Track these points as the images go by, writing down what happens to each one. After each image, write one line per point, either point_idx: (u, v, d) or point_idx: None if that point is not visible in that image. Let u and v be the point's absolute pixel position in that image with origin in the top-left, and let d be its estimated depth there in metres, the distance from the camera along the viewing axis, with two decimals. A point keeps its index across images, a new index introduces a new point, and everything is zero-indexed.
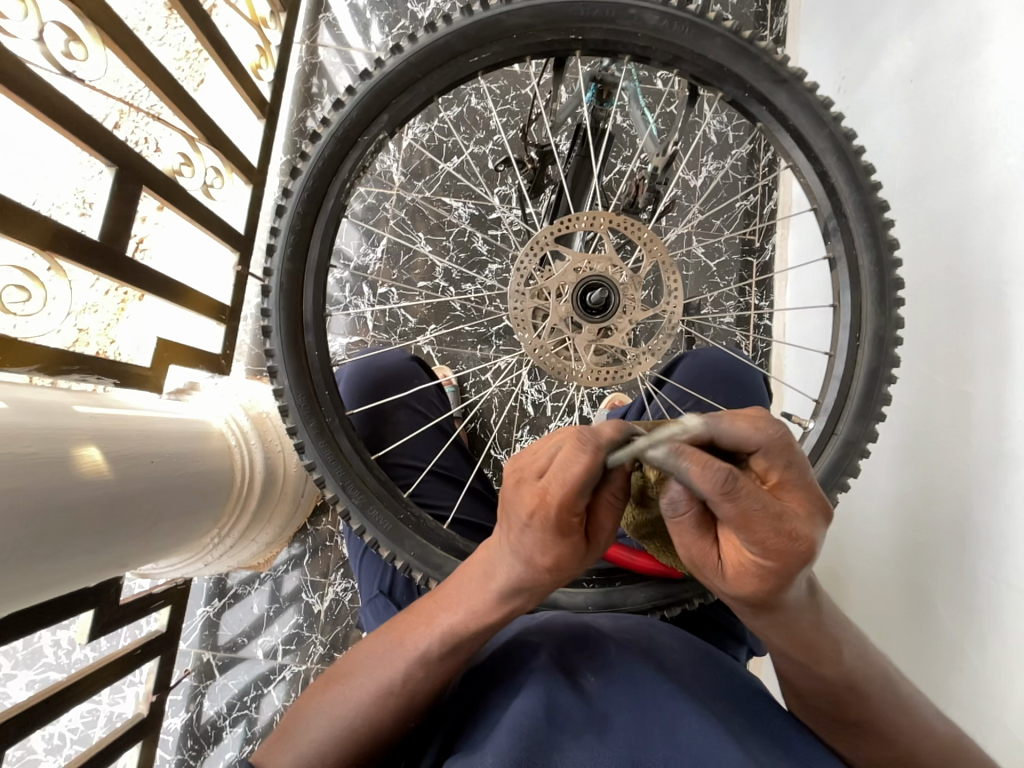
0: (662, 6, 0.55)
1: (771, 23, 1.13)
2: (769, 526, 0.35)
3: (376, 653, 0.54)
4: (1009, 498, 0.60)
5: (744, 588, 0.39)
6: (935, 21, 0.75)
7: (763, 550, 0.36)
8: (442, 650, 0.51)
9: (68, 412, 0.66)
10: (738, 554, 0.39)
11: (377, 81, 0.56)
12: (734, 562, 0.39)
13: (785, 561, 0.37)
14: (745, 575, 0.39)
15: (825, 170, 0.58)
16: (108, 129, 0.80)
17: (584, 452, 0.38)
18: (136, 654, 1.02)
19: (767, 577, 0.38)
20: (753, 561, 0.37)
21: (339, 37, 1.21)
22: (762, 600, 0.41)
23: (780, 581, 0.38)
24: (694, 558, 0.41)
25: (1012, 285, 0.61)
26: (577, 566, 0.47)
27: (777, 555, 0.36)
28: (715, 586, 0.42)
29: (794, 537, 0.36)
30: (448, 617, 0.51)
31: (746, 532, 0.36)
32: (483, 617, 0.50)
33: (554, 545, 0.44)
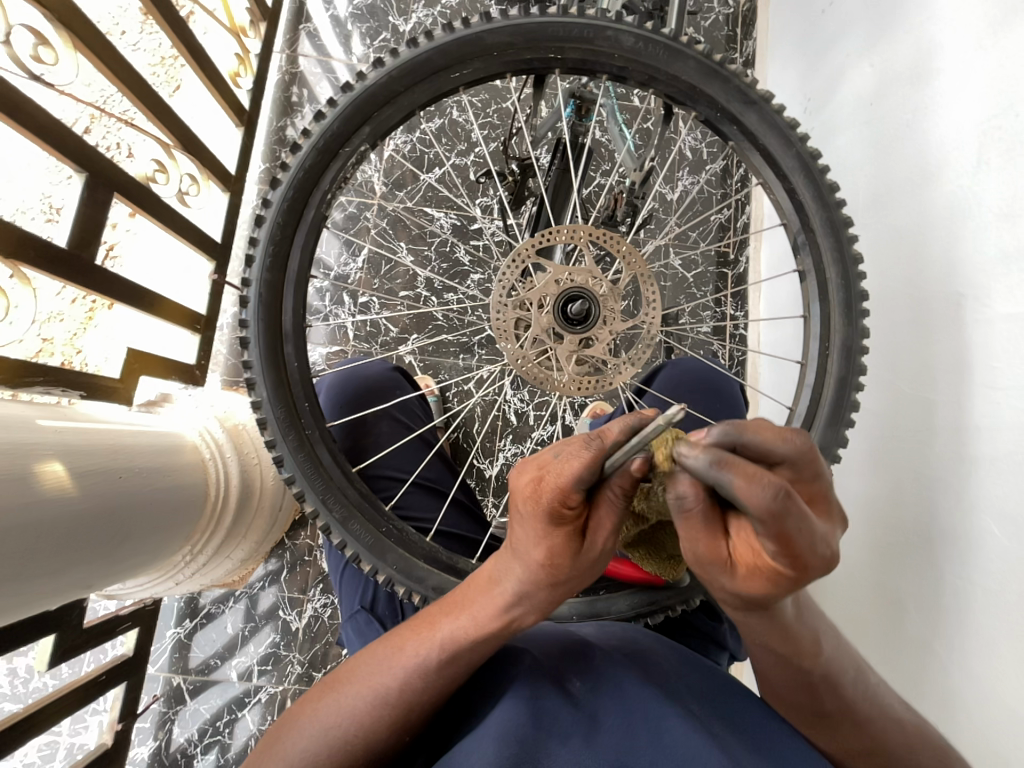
0: (638, 29, 0.57)
1: (741, 46, 1.19)
2: (800, 536, 0.35)
3: (375, 660, 0.53)
4: (971, 501, 0.62)
5: (749, 594, 0.40)
6: (891, 49, 0.80)
7: (784, 558, 0.37)
8: (441, 660, 0.51)
9: (30, 425, 0.63)
10: (750, 557, 0.39)
11: (359, 94, 0.56)
12: (746, 563, 0.39)
13: (802, 572, 0.38)
14: (755, 579, 0.39)
15: (793, 187, 0.61)
16: (80, 136, 0.78)
17: (588, 450, 0.41)
18: (101, 680, 0.97)
19: (779, 583, 0.38)
20: (768, 566, 0.38)
21: (320, 48, 1.21)
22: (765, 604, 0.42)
23: (789, 588, 0.39)
24: (697, 554, 0.40)
25: (969, 296, 0.65)
26: (579, 569, 0.48)
27: (795, 564, 0.37)
28: (715, 585, 0.41)
29: (824, 554, 0.37)
30: (452, 626, 0.51)
31: (774, 539, 0.36)
32: (487, 626, 0.50)
33: (547, 539, 0.46)
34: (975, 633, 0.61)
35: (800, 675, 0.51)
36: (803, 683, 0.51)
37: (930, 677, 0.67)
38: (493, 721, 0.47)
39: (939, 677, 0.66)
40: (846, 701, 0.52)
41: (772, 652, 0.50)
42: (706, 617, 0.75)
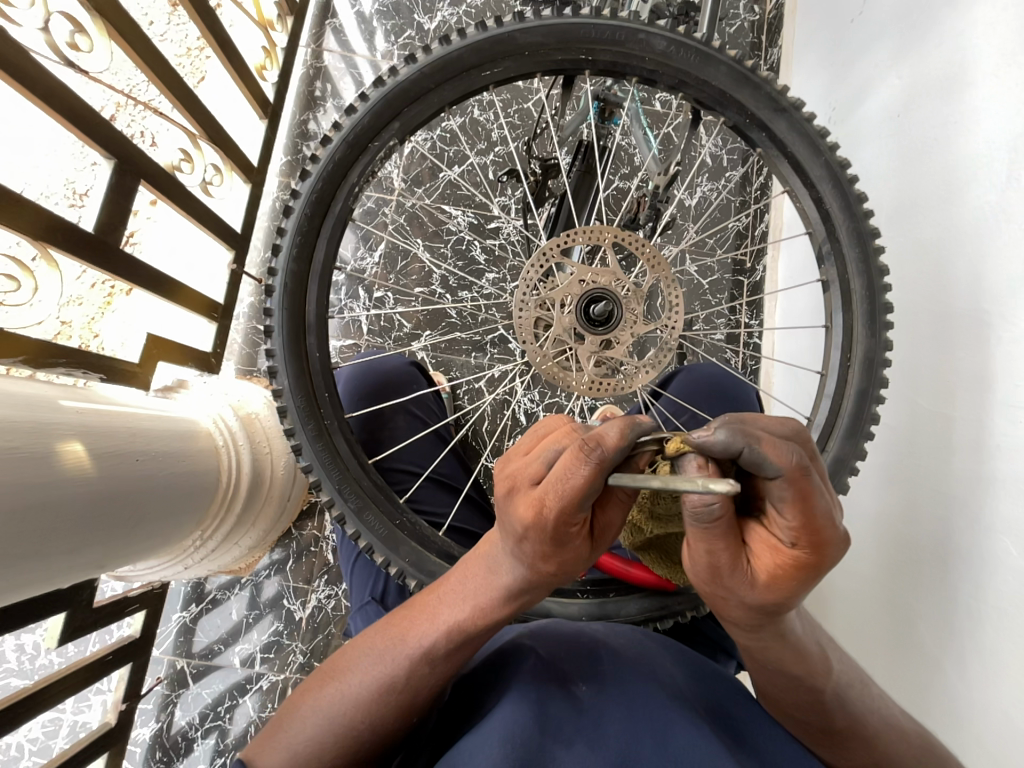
0: (670, 33, 0.57)
1: (765, 54, 1.19)
2: (822, 511, 0.38)
3: (380, 646, 0.53)
4: (991, 519, 0.61)
5: (775, 592, 0.41)
6: (922, 61, 0.79)
7: (805, 542, 0.39)
8: (448, 645, 0.51)
9: (53, 405, 0.64)
10: (773, 552, 0.40)
11: (390, 89, 0.56)
12: (769, 562, 0.41)
13: (820, 557, 0.40)
14: (779, 578, 0.40)
15: (821, 195, 0.60)
16: (111, 123, 0.79)
17: (587, 467, 0.39)
18: (107, 660, 0.98)
19: (801, 572, 0.40)
20: (791, 554, 0.40)
21: (345, 43, 1.22)
22: (783, 606, 0.43)
23: (811, 575, 0.41)
24: (719, 565, 0.41)
25: (994, 313, 0.64)
26: (575, 569, 0.48)
27: (816, 548, 0.39)
28: (738, 595, 0.42)
29: (835, 531, 0.39)
30: (455, 615, 0.51)
31: (797, 514, 0.38)
32: (491, 614, 0.50)
33: (555, 552, 0.45)
34: (988, 655, 0.60)
35: (812, 695, 0.51)
36: (815, 705, 0.52)
37: (940, 698, 0.66)
38: (498, 719, 0.47)
39: (946, 695, 0.65)
40: (857, 721, 0.52)
41: (781, 673, 0.51)
42: (712, 624, 0.75)
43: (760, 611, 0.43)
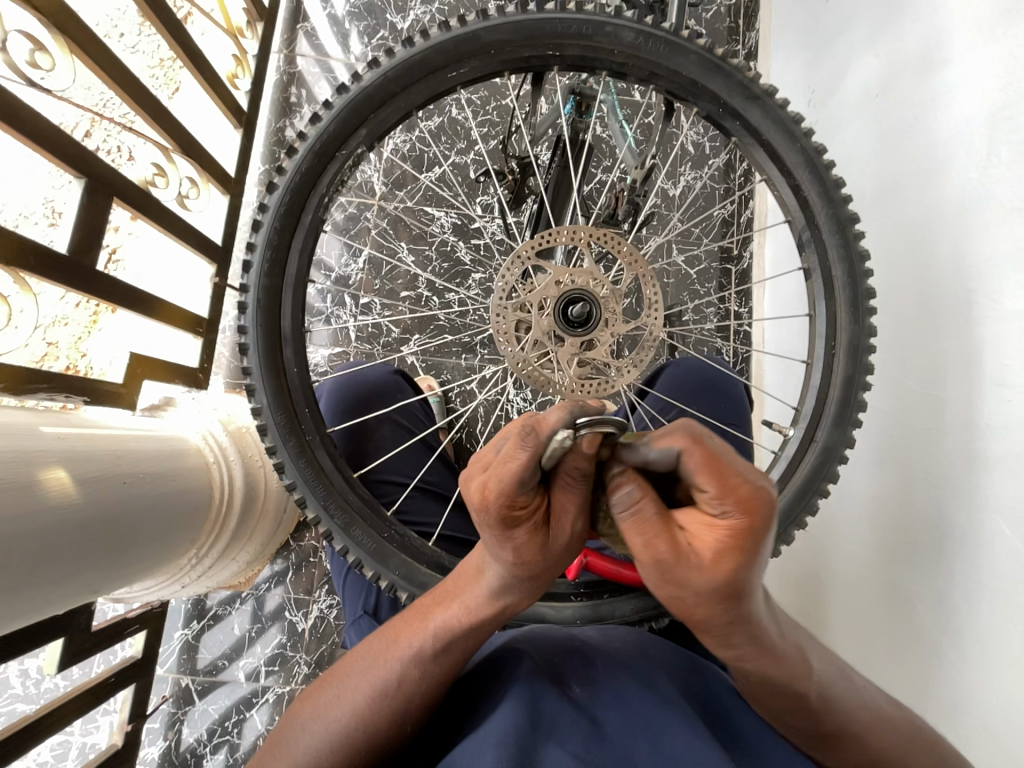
0: (638, 24, 0.55)
1: (743, 37, 1.18)
2: (732, 471, 0.37)
3: (377, 655, 0.53)
4: (984, 500, 0.61)
5: (724, 571, 0.38)
6: (898, 40, 0.78)
7: (732, 506, 0.37)
8: (437, 648, 0.51)
9: (35, 432, 0.63)
10: (709, 527, 0.39)
11: (355, 96, 0.55)
12: (708, 539, 0.39)
13: (753, 522, 0.37)
14: (722, 553, 0.38)
15: (798, 183, 0.59)
16: (79, 141, 0.78)
17: (522, 450, 0.39)
18: (110, 682, 0.98)
19: (739, 540, 0.38)
20: (722, 529, 0.38)
21: (318, 47, 1.21)
22: (745, 586, 0.39)
23: (756, 544, 0.38)
24: (664, 558, 0.39)
25: (979, 293, 0.64)
26: (541, 560, 0.46)
27: (745, 509, 0.37)
28: (697, 587, 0.39)
29: (756, 487, 0.37)
30: (444, 615, 0.51)
31: (709, 480, 0.37)
32: (479, 613, 0.50)
33: (509, 540, 0.44)
34: (985, 635, 0.60)
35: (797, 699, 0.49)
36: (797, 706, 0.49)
37: (938, 679, 0.66)
38: (494, 729, 0.47)
39: (946, 676, 0.65)
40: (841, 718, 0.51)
41: (763, 682, 0.48)
42: None
43: (720, 601, 0.40)
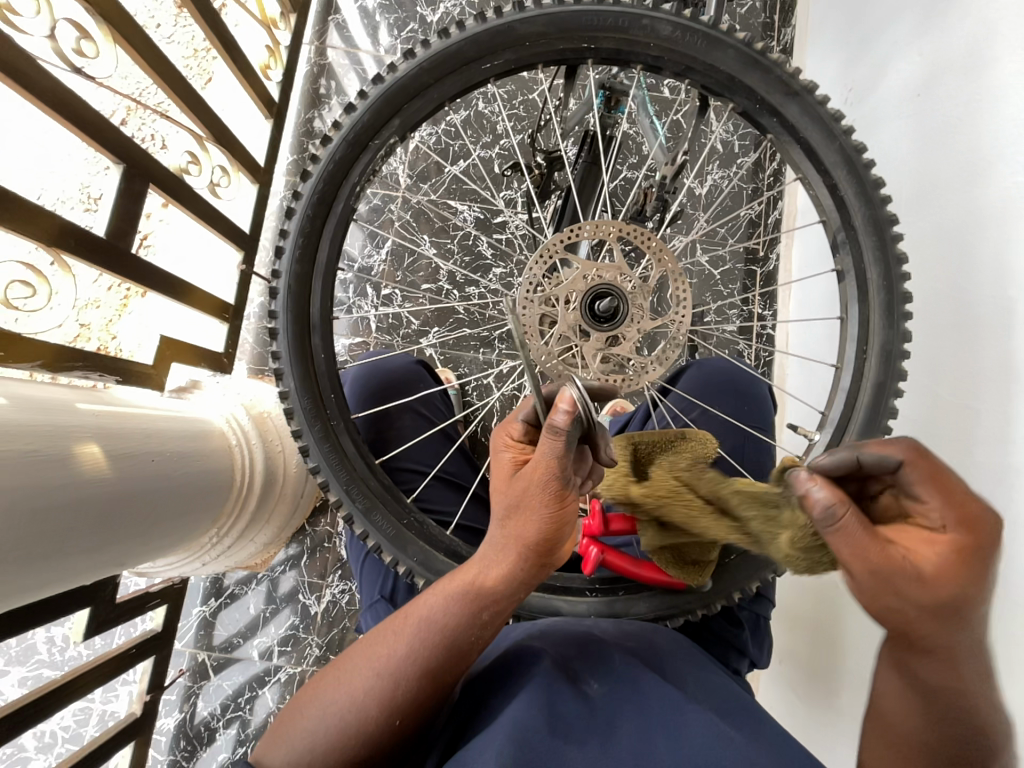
0: (675, 18, 0.55)
1: (779, 34, 1.15)
2: (958, 490, 0.46)
3: (373, 649, 0.52)
4: (1017, 515, 0.59)
5: (948, 581, 0.43)
6: (943, 37, 0.76)
7: (955, 519, 0.44)
8: (434, 616, 0.52)
9: (70, 408, 0.66)
10: (931, 540, 0.44)
11: (390, 86, 0.56)
12: (927, 549, 0.44)
13: (971, 539, 0.44)
14: (944, 563, 0.43)
15: (835, 182, 0.58)
16: (119, 128, 0.80)
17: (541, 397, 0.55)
18: (131, 653, 1.01)
19: (962, 554, 0.44)
20: (946, 549, 0.44)
21: (348, 39, 1.22)
22: (956, 604, 0.44)
23: (975, 561, 0.44)
24: (896, 561, 0.43)
25: (1021, 301, 0.61)
26: (505, 503, 0.52)
27: (964, 526, 0.44)
28: (914, 593, 0.43)
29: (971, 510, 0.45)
30: (450, 584, 0.54)
31: (937, 493, 0.46)
32: (477, 581, 0.52)
33: (497, 466, 0.55)
34: (1013, 654, 0.58)
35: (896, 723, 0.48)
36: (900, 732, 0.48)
37: None
38: (508, 719, 0.47)
39: None
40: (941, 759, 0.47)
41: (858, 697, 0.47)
42: (724, 623, 0.73)
43: (938, 616, 0.43)
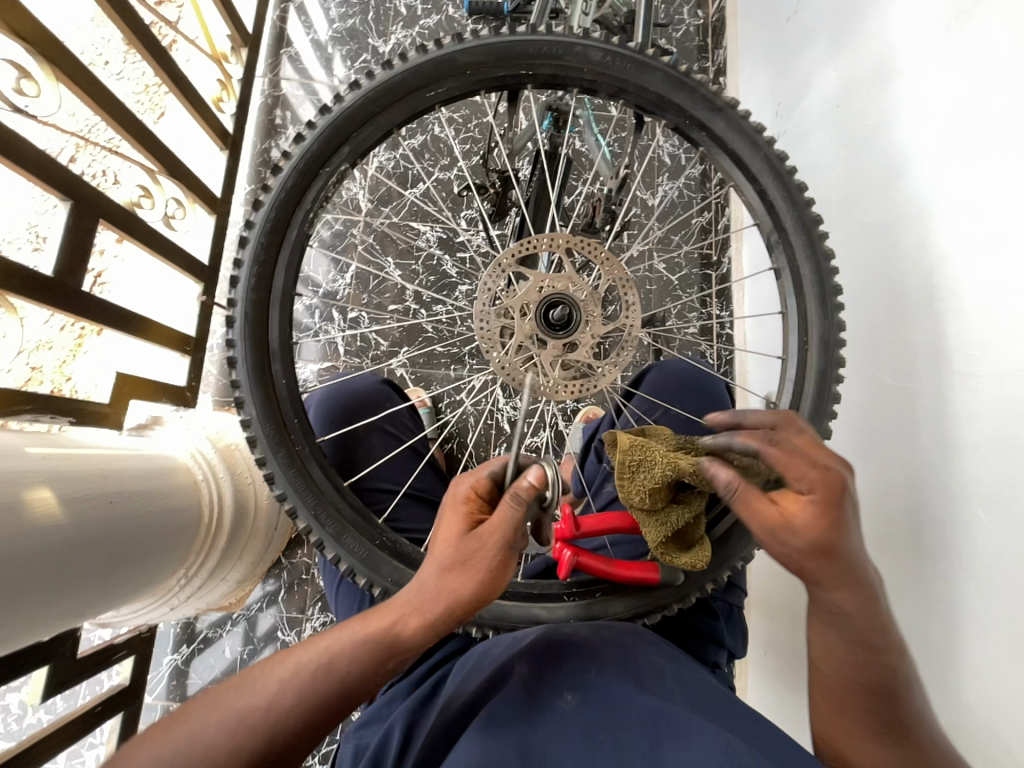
0: (605, 44, 0.58)
1: (712, 55, 1.23)
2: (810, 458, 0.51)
3: (273, 675, 0.51)
4: (959, 487, 0.63)
5: (817, 528, 0.49)
6: (853, 54, 0.83)
7: (812, 485, 0.50)
8: (340, 652, 0.51)
9: (18, 454, 0.63)
10: (796, 501, 0.50)
11: (337, 115, 0.57)
12: (798, 508, 0.50)
13: (826, 494, 0.50)
14: (812, 515, 0.49)
15: (764, 188, 0.62)
16: (66, 166, 0.79)
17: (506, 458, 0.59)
18: (96, 712, 0.95)
19: (823, 507, 0.50)
20: (804, 493, 0.50)
21: (302, 70, 1.24)
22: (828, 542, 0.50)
23: (836, 506, 0.50)
24: (776, 522, 0.50)
25: (942, 288, 0.67)
26: (445, 556, 0.54)
27: (823, 487, 0.50)
28: (792, 543, 0.50)
29: (827, 468, 0.51)
30: (363, 622, 0.54)
31: (797, 468, 0.50)
32: (396, 625, 0.53)
33: (447, 515, 0.57)
34: (970, 619, 0.62)
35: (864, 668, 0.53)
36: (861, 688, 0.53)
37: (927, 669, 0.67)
38: None
39: (934, 663, 0.66)
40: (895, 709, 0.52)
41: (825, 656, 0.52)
42: (703, 617, 0.74)
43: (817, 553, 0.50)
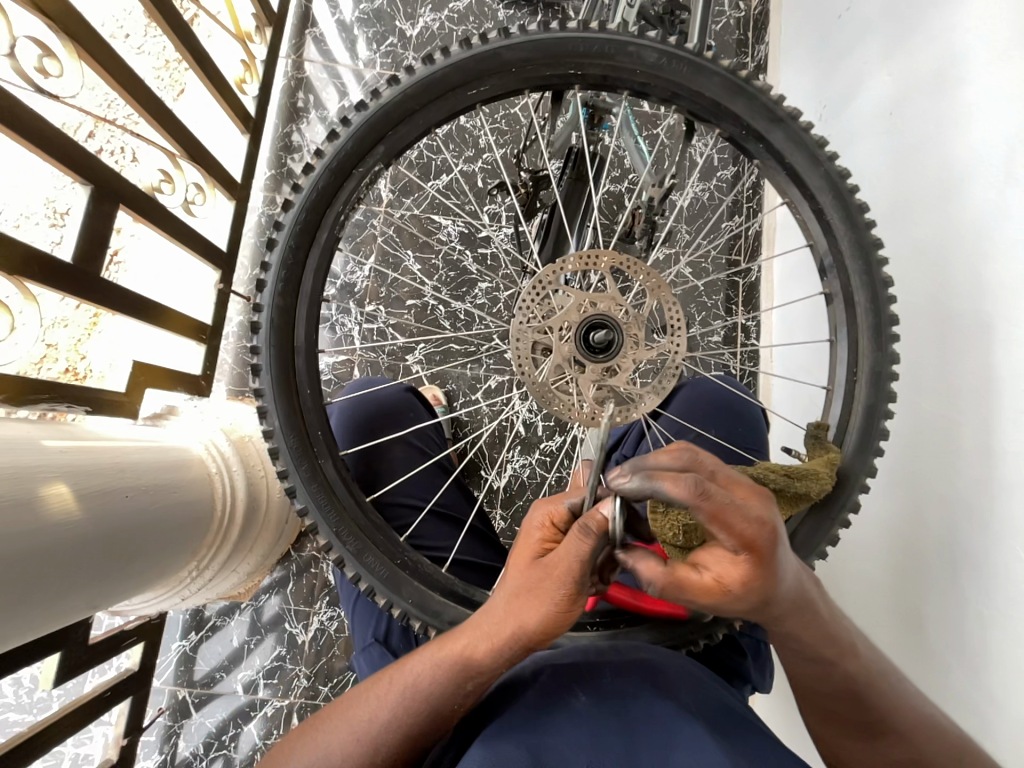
0: (661, 45, 0.55)
1: (753, 50, 1.18)
2: (741, 518, 0.39)
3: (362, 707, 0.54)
4: (1003, 528, 0.60)
5: (751, 595, 0.42)
6: (912, 59, 0.78)
7: (742, 545, 0.40)
8: (418, 682, 0.53)
9: (35, 447, 0.62)
10: (730, 567, 0.42)
11: (373, 113, 0.54)
12: (733, 577, 0.42)
13: (761, 551, 0.40)
14: (750, 583, 0.41)
15: (821, 207, 0.58)
16: (87, 149, 0.77)
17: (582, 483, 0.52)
18: (106, 697, 0.96)
19: (760, 572, 0.41)
20: (737, 560, 0.41)
21: (326, 52, 1.20)
22: (762, 599, 0.43)
23: (776, 564, 0.41)
24: (709, 597, 0.43)
25: (997, 317, 0.63)
26: (517, 584, 0.52)
27: (764, 547, 0.40)
28: (726, 607, 0.44)
29: (761, 523, 0.40)
30: (440, 648, 0.54)
31: (724, 535, 0.40)
32: (469, 652, 0.52)
33: (522, 542, 0.53)
34: (1004, 666, 0.59)
35: (844, 681, 0.52)
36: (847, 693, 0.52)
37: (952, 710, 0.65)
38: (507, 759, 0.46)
39: (961, 705, 0.64)
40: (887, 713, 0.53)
41: (814, 661, 0.51)
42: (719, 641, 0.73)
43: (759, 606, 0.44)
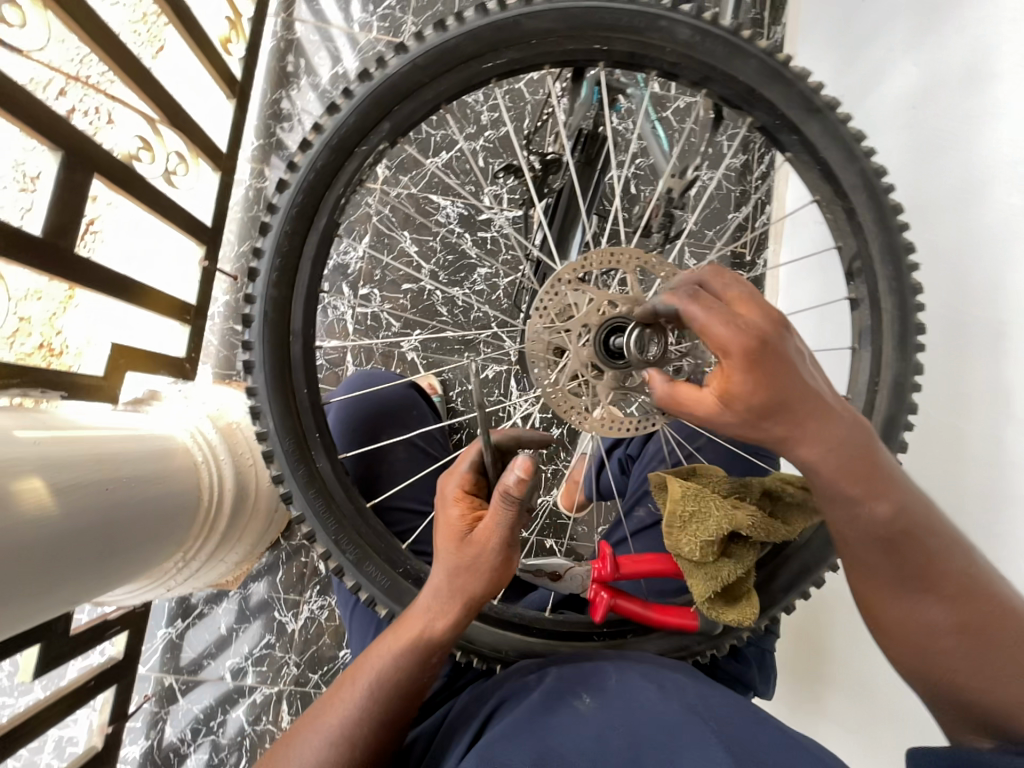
0: (695, 20, 0.50)
1: (769, 31, 1.12)
2: (727, 321, 0.40)
3: (330, 710, 0.51)
4: (1006, 538, 0.60)
5: (748, 410, 0.41)
6: (941, 48, 0.74)
7: (730, 348, 0.40)
8: (380, 674, 0.51)
9: (6, 438, 0.58)
10: (722, 377, 0.41)
11: (378, 84, 0.50)
12: (725, 386, 0.41)
13: (757, 356, 0.40)
14: (743, 391, 0.40)
15: (854, 207, 0.56)
16: (55, 110, 0.70)
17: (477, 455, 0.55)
18: (90, 686, 0.93)
19: (754, 379, 0.40)
20: (727, 366, 0.40)
21: (318, 12, 1.11)
22: (764, 424, 0.41)
23: (774, 369, 0.40)
24: (704, 410, 0.42)
25: (1014, 326, 0.62)
26: (449, 556, 0.52)
27: (753, 346, 0.39)
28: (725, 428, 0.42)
29: (751, 329, 0.40)
30: (394, 636, 0.52)
31: (709, 332, 0.41)
32: (423, 633, 0.51)
33: (441, 518, 0.54)
34: None
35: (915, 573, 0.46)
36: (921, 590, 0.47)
37: None
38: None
39: None
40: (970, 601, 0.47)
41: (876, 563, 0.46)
42: None
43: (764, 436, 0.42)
